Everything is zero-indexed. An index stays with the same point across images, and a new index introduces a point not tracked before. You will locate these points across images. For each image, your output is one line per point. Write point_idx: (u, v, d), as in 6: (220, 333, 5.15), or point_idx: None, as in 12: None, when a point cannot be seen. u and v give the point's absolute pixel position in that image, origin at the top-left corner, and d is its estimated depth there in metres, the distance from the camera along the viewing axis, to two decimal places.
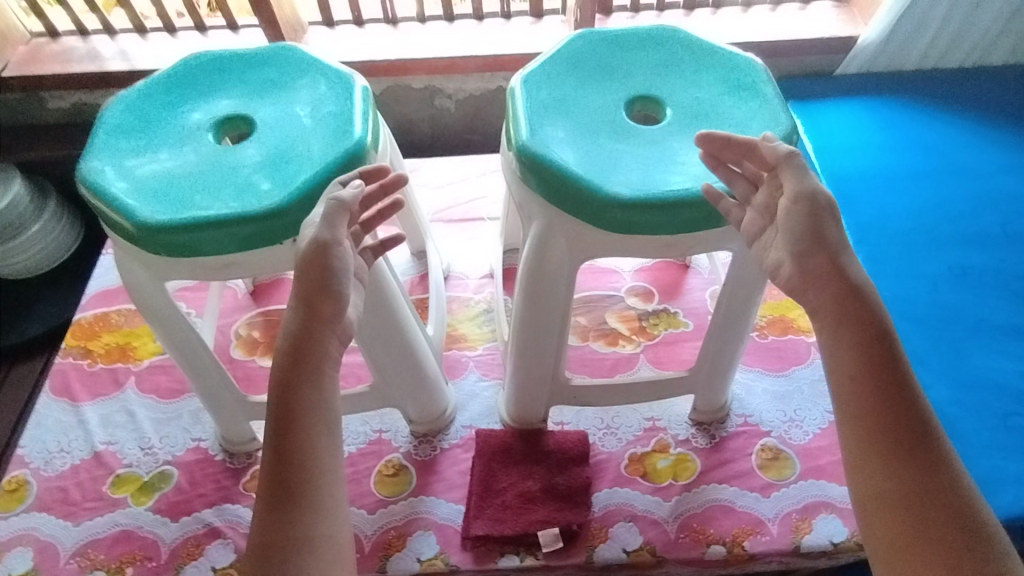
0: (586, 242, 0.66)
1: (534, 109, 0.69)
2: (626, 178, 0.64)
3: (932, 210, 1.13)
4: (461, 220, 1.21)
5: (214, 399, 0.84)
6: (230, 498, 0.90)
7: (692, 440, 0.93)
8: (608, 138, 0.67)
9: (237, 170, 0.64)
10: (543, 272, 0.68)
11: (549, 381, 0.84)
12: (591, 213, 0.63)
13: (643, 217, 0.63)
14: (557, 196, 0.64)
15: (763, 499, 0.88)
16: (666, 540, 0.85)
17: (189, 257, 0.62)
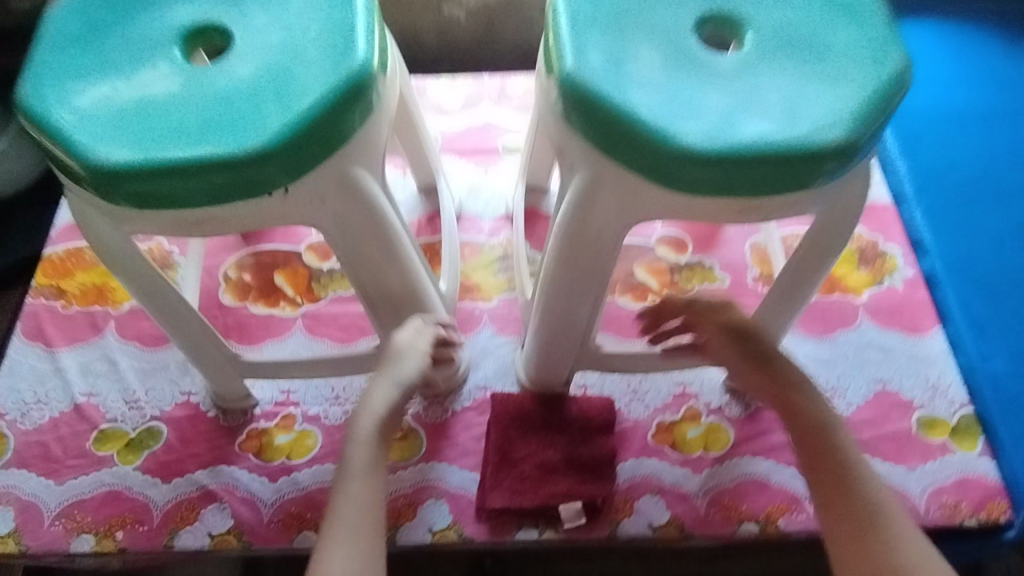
0: (641, 200, 0.54)
1: (582, 27, 0.55)
2: (698, 121, 0.51)
3: (1007, 156, 1.00)
4: (474, 152, 1.07)
5: (201, 357, 0.75)
6: (225, 459, 0.83)
7: (725, 409, 0.86)
8: (674, 68, 0.54)
9: (210, 98, 0.51)
10: (584, 233, 0.57)
11: (576, 347, 0.75)
12: (653, 166, 0.51)
13: (717, 176, 0.50)
14: (610, 142, 0.52)
15: (800, 475, 0.81)
16: (695, 516, 0.79)
17: (157, 209, 0.51)
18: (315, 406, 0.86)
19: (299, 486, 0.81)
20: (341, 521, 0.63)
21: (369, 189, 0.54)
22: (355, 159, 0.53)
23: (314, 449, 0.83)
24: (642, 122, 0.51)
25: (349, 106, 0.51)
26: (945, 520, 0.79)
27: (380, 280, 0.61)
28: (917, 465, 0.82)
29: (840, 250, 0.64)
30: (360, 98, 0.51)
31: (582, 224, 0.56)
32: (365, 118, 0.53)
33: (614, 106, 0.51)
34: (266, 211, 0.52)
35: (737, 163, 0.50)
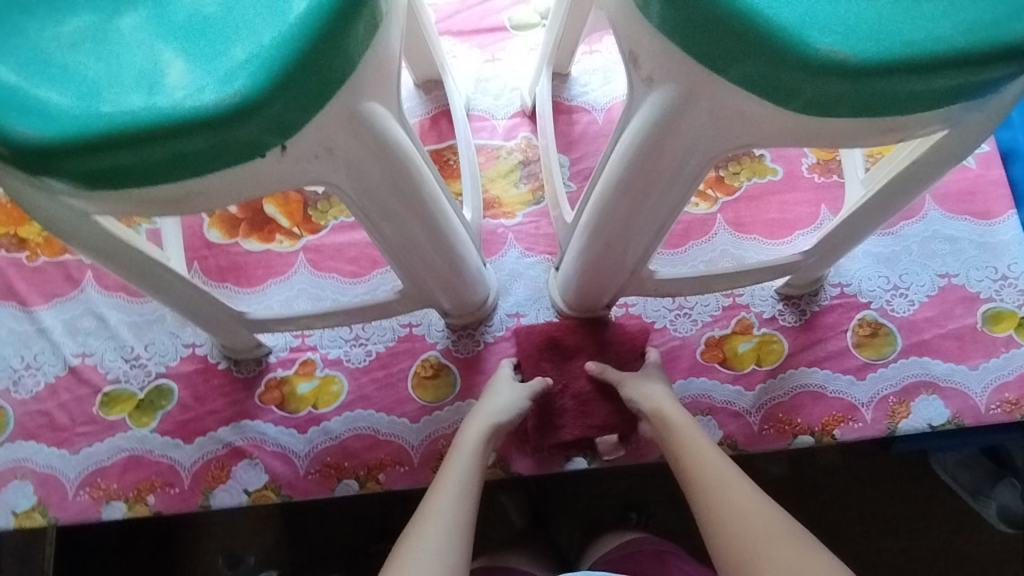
0: (739, 125, 0.42)
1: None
2: (836, 11, 0.38)
3: None
4: (476, 33, 0.90)
5: (197, 314, 0.66)
6: (246, 413, 0.77)
7: (779, 319, 0.80)
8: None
9: (164, 30, 0.37)
10: (655, 166, 0.46)
11: (624, 275, 0.67)
12: (775, 79, 0.38)
13: (860, 87, 0.38)
14: (716, 49, 0.38)
15: (857, 382, 0.77)
16: (749, 433, 0.76)
17: (119, 190, 0.39)
18: (335, 348, 0.79)
19: (332, 435, 0.76)
20: (453, 475, 0.61)
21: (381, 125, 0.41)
22: (363, 92, 0.40)
23: (341, 395, 0.77)
24: (763, 18, 0.37)
25: (353, 22, 0.37)
26: (1007, 417, 0.76)
27: (404, 227, 0.51)
28: (979, 363, 0.77)
29: (959, 159, 0.53)
30: (366, 8, 0.38)
31: (653, 153, 0.45)
32: (372, 36, 0.39)
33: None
34: (243, 179, 0.40)
35: (888, 70, 0.37)
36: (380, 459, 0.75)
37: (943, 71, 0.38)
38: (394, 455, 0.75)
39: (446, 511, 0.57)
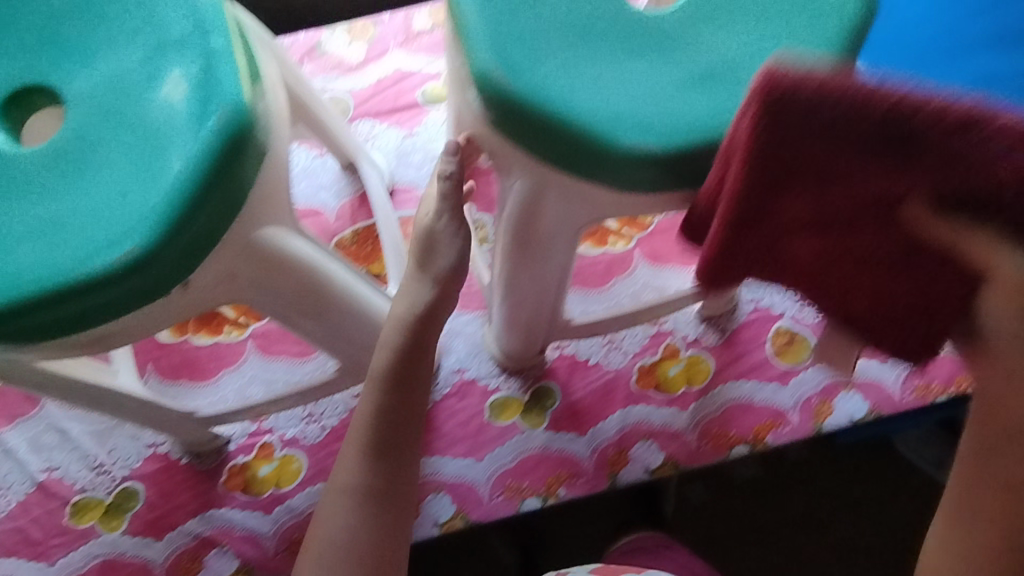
0: (592, 199, 0.53)
1: (486, 13, 0.50)
2: (639, 108, 0.49)
3: None
4: (393, 111, 0.95)
5: (145, 419, 0.72)
6: (213, 503, 0.80)
7: (702, 340, 0.86)
8: (598, 44, 0.50)
9: (71, 198, 0.42)
10: (530, 236, 0.56)
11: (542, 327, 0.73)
12: (603, 166, 0.49)
13: (667, 163, 0.49)
14: (553, 148, 0.49)
15: (781, 389, 0.83)
16: (688, 451, 0.81)
17: (51, 343, 0.43)
18: (291, 428, 0.83)
19: (296, 512, 0.79)
20: (355, 456, 0.58)
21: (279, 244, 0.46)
22: (260, 219, 0.44)
23: (301, 472, 0.81)
24: (582, 123, 0.48)
25: (231, 163, 0.41)
26: (919, 402, 0.82)
27: (326, 322, 0.57)
28: (889, 355, 0.83)
29: None
30: (243, 148, 0.41)
31: (527, 227, 0.55)
32: (257, 170, 0.43)
33: (548, 110, 0.48)
34: (159, 314, 0.44)
35: (686, 150, 0.49)
36: None
37: None
38: None
39: (350, 478, 0.58)
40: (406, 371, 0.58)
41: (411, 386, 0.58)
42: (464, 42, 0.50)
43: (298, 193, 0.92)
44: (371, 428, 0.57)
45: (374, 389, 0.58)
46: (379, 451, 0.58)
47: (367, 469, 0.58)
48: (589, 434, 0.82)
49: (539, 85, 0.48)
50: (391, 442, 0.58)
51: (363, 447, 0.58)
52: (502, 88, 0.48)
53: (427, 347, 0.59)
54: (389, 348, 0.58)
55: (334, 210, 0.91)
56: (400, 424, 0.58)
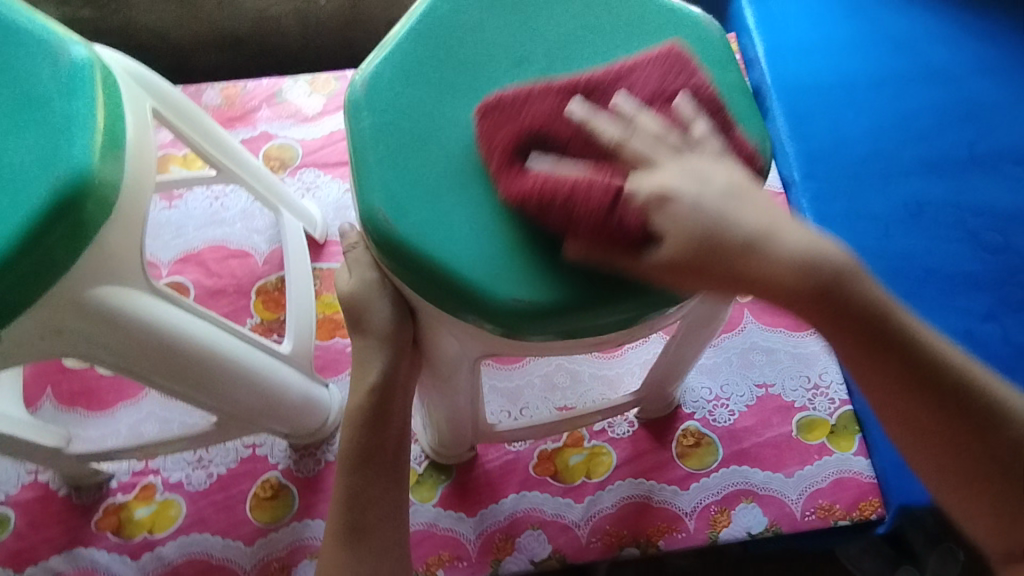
0: (487, 342, 0.49)
1: (383, 147, 0.48)
2: (526, 261, 0.45)
3: (890, 128, 0.97)
4: (339, 164, 0.98)
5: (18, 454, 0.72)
6: (81, 540, 0.78)
7: (609, 431, 0.84)
8: (500, 186, 0.47)
9: None
10: (434, 352, 0.55)
11: (470, 427, 0.73)
12: (483, 317, 0.45)
13: (559, 323, 0.45)
14: (433, 293, 0.46)
15: (681, 492, 0.80)
16: (576, 546, 0.78)
17: None
18: (177, 472, 0.81)
19: (163, 561, 0.77)
20: (332, 536, 0.55)
21: (113, 306, 0.47)
22: (89, 279, 0.46)
23: (178, 519, 0.79)
24: (461, 271, 0.45)
25: (62, 222, 0.44)
26: (822, 523, 0.78)
27: (185, 387, 0.57)
28: (795, 470, 0.81)
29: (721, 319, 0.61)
30: (77, 209, 0.44)
31: (430, 346, 0.54)
32: (97, 229, 0.46)
33: (427, 256, 0.45)
34: (1, 356, 0.47)
35: (578, 309, 0.45)
36: None
37: (633, 302, 0.45)
38: None
39: (331, 553, 0.55)
40: (377, 445, 0.56)
41: (389, 462, 0.56)
42: (357, 172, 0.48)
43: (230, 234, 0.94)
44: (343, 508, 0.55)
45: (343, 471, 0.55)
46: (354, 532, 0.55)
47: (347, 553, 0.54)
48: (478, 515, 0.80)
49: (422, 229, 0.45)
50: (364, 517, 0.55)
51: (340, 528, 0.55)
52: (386, 228, 0.46)
53: (395, 415, 0.57)
54: (351, 425, 0.56)
55: (263, 254, 0.92)
56: (376, 499, 0.55)
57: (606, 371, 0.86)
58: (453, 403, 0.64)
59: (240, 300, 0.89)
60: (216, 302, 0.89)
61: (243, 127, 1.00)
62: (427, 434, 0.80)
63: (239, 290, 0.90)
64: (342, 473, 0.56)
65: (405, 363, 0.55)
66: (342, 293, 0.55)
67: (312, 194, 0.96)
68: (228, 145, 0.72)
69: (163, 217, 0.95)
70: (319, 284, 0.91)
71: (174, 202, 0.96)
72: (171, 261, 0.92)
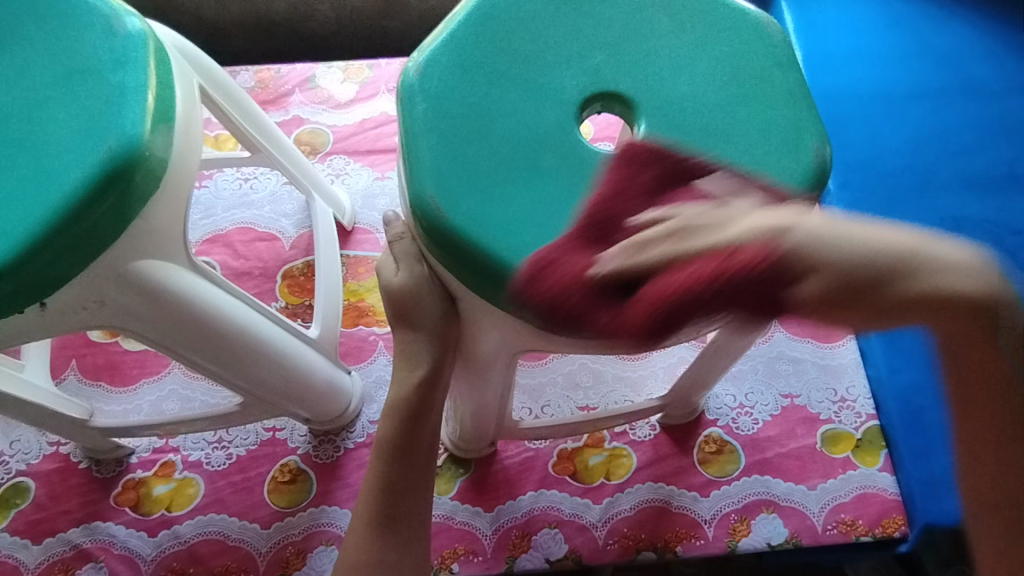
0: (527, 337, 0.49)
1: (436, 134, 0.47)
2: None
3: (929, 142, 0.96)
4: (369, 153, 0.98)
5: (42, 424, 0.72)
6: (99, 514, 0.78)
7: (630, 433, 0.83)
8: (550, 180, 0.46)
9: None
10: (471, 347, 0.55)
11: (494, 423, 0.72)
12: (533, 311, 0.45)
13: None
14: (479, 285, 0.45)
15: (700, 499, 0.79)
16: (593, 548, 0.77)
17: None
18: (196, 451, 0.81)
19: (180, 540, 0.77)
20: (358, 519, 0.55)
21: (153, 279, 0.47)
22: (131, 252, 0.46)
23: (195, 498, 0.79)
24: (513, 264, 0.44)
25: (108, 193, 0.44)
26: (843, 538, 0.77)
27: (213, 366, 0.56)
28: (818, 483, 0.80)
29: (759, 333, 0.60)
30: (124, 181, 0.44)
31: (467, 339, 0.54)
32: (141, 202, 0.46)
33: (479, 246, 0.44)
34: (39, 324, 0.47)
35: None
36: (226, 566, 0.75)
37: None
38: (241, 561, 0.76)
39: (354, 539, 0.55)
40: (413, 437, 0.55)
41: (424, 453, 0.56)
42: (408, 156, 0.47)
43: (259, 216, 0.94)
44: (374, 496, 0.54)
45: (379, 457, 0.55)
46: (386, 520, 0.54)
47: (378, 538, 0.54)
48: (495, 511, 0.79)
49: (472, 218, 0.45)
50: (398, 505, 0.54)
51: (371, 516, 0.54)
52: (437, 216, 0.45)
53: (434, 407, 0.56)
54: (391, 414, 0.56)
55: (290, 239, 0.92)
56: (409, 488, 0.55)
57: (630, 373, 0.85)
58: (481, 397, 0.64)
59: (265, 283, 0.89)
60: (241, 283, 0.89)
61: (275, 111, 1.00)
62: (448, 427, 0.80)
63: (265, 273, 0.90)
64: (376, 458, 0.56)
65: (446, 359, 0.55)
66: (387, 285, 0.54)
67: (342, 180, 0.96)
68: (264, 125, 0.72)
69: (192, 197, 0.95)
70: (345, 271, 0.91)
71: (204, 182, 0.96)
72: (199, 241, 0.92)
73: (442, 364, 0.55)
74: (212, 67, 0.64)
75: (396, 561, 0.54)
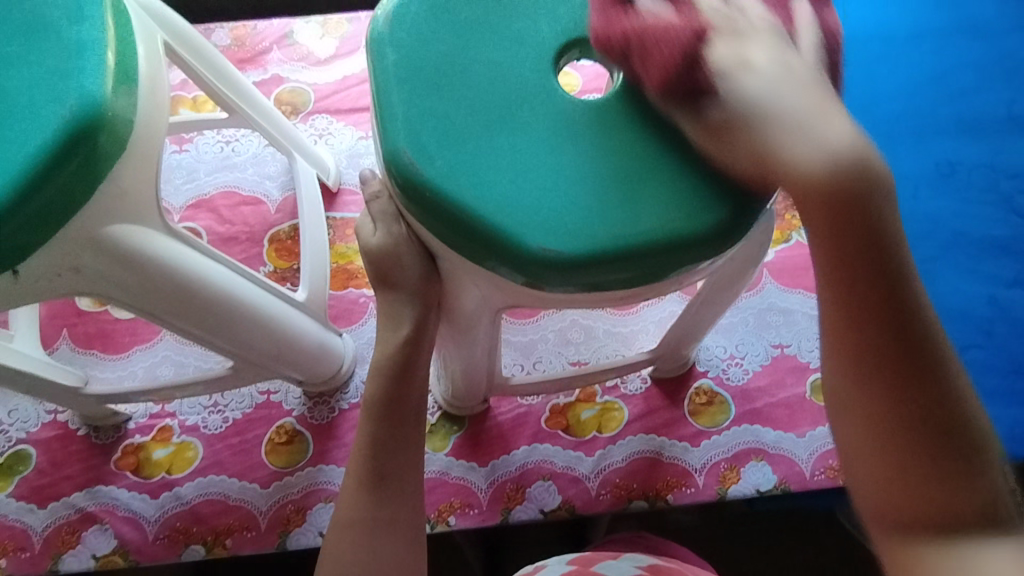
0: (509, 293, 0.48)
1: (408, 86, 0.46)
2: (556, 209, 0.44)
3: (927, 85, 0.93)
4: (352, 111, 0.95)
5: (37, 392, 0.73)
6: (101, 479, 0.79)
7: (622, 387, 0.84)
8: (527, 133, 0.45)
9: None
10: (454, 306, 0.55)
11: (484, 379, 0.73)
12: (507, 262, 0.44)
13: (585, 275, 0.44)
14: (455, 241, 0.45)
15: (691, 449, 0.81)
16: (586, 498, 0.79)
17: None
18: (193, 415, 0.82)
19: (182, 501, 0.78)
20: (351, 480, 0.56)
21: (129, 245, 0.47)
22: (102, 215, 0.45)
23: (195, 461, 0.80)
24: (487, 218, 0.43)
25: (70, 158, 0.43)
26: (830, 483, 0.78)
27: (197, 330, 0.56)
28: (806, 431, 0.81)
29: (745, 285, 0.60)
30: (86, 144, 0.43)
31: (451, 298, 0.54)
32: (105, 166, 0.44)
33: (453, 199, 0.44)
34: (14, 292, 0.46)
35: (601, 261, 0.44)
36: (228, 524, 0.77)
37: (652, 255, 0.44)
38: (243, 520, 0.78)
39: (349, 501, 0.56)
40: (401, 394, 0.56)
41: (413, 411, 0.57)
42: (380, 110, 0.46)
43: (243, 179, 0.92)
44: (367, 457, 0.55)
45: (368, 420, 0.56)
46: (378, 478, 0.55)
47: (373, 493, 0.55)
48: (489, 465, 0.81)
49: (448, 172, 0.44)
50: (388, 463, 0.55)
51: (363, 475, 0.55)
52: (410, 171, 0.44)
53: (418, 369, 0.57)
54: (378, 373, 0.56)
55: (275, 202, 0.91)
56: (398, 446, 0.56)
57: (620, 329, 0.85)
58: (469, 356, 0.64)
59: (253, 248, 0.88)
60: (228, 249, 0.88)
61: (253, 70, 0.97)
62: (440, 385, 0.81)
63: (252, 237, 0.89)
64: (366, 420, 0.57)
65: (429, 319, 0.55)
66: (366, 244, 0.54)
67: (325, 140, 0.94)
68: (239, 84, 0.70)
69: (174, 161, 0.93)
70: (333, 234, 0.90)
71: (185, 146, 0.94)
72: (186, 204, 0.91)
73: (424, 323, 0.55)
74: (179, 22, 0.61)
75: (395, 515, 0.55)
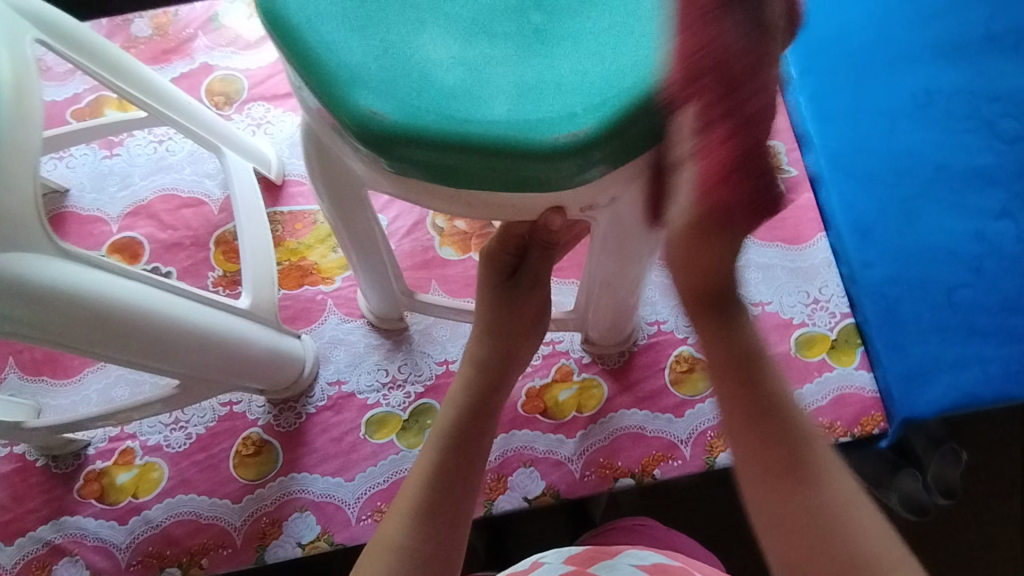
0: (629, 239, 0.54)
1: (352, 69, 0.42)
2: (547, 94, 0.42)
3: (898, 10, 0.87)
4: (290, 95, 0.89)
5: None
6: (66, 509, 0.76)
7: (599, 362, 0.81)
8: (479, 43, 0.43)
9: None
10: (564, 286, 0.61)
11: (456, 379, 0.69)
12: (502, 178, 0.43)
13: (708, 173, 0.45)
14: (492, 180, 0.42)
15: (675, 420, 0.77)
16: (570, 481, 0.76)
17: None
18: (154, 435, 0.79)
19: (152, 524, 0.75)
20: (399, 511, 0.51)
21: (15, 274, 0.42)
22: None
23: (160, 481, 0.77)
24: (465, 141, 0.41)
25: None
26: None
27: (124, 358, 0.52)
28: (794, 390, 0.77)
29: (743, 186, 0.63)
30: None
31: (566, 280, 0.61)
32: None
33: (421, 131, 0.41)
34: None
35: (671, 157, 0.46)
36: (202, 544, 0.74)
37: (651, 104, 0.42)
38: (217, 538, 0.75)
39: (398, 525, 0.50)
40: (467, 433, 0.55)
41: (476, 449, 0.54)
42: (324, 84, 0.42)
43: (181, 180, 0.87)
44: (423, 485, 0.51)
45: (433, 447, 0.54)
46: (428, 508, 0.50)
47: (414, 526, 0.49)
48: None
49: (430, 116, 0.41)
50: (444, 494, 0.50)
51: (414, 504, 0.50)
52: (385, 131, 0.42)
53: (495, 410, 0.58)
54: (452, 409, 0.57)
55: (217, 202, 0.86)
56: (456, 480, 0.52)
57: None
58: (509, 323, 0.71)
59: (199, 253, 0.83)
60: (173, 256, 0.83)
61: (180, 60, 0.90)
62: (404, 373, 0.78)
63: (196, 242, 0.84)
64: (427, 454, 0.54)
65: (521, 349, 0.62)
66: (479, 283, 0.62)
67: (264, 130, 0.88)
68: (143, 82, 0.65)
69: (105, 168, 0.87)
70: (281, 230, 0.84)
71: (115, 150, 0.88)
72: (123, 212, 0.85)
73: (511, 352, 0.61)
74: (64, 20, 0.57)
75: (440, 560, 0.48)
